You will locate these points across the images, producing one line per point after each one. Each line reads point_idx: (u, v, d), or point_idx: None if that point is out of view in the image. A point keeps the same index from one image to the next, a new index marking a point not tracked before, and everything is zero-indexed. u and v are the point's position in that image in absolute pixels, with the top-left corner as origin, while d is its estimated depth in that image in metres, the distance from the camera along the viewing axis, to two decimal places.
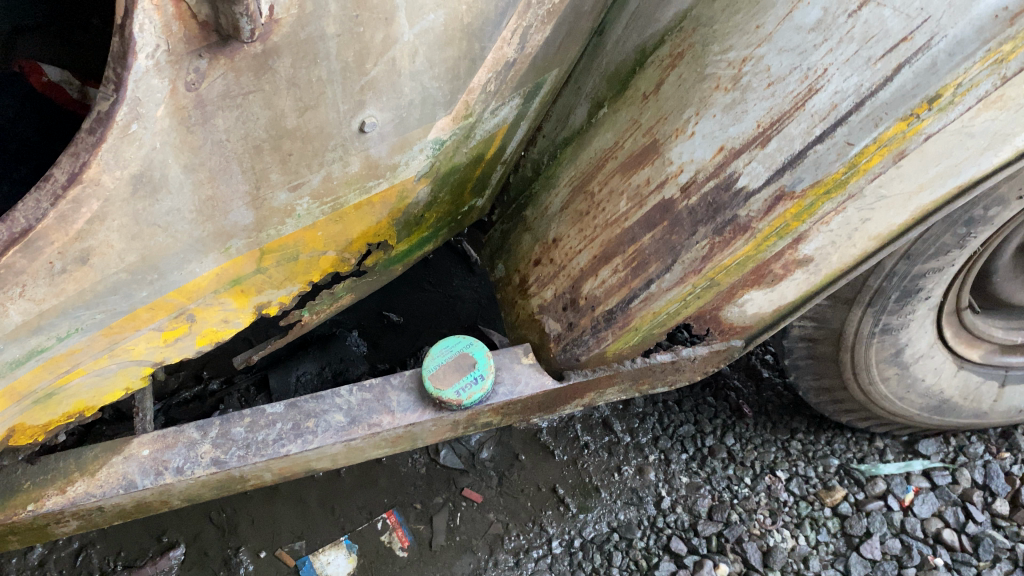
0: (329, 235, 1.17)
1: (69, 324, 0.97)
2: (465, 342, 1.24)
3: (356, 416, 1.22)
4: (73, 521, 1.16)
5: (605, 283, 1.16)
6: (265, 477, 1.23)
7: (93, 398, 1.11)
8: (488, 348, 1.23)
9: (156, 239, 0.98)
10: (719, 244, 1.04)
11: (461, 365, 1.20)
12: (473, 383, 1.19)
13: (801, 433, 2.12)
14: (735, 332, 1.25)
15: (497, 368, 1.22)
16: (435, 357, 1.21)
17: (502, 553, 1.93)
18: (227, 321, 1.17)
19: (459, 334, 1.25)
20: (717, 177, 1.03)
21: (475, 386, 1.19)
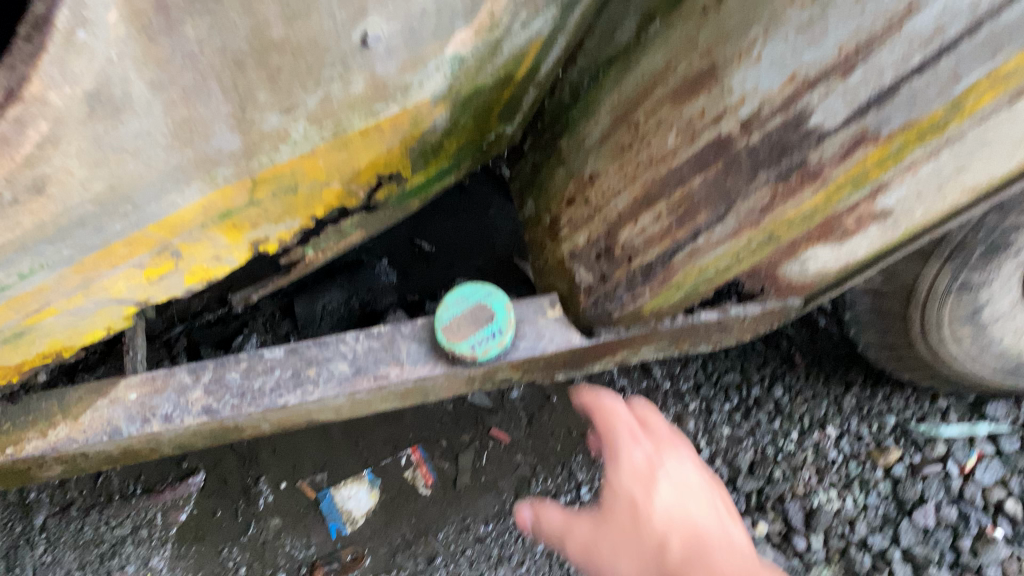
0: (332, 166, 1.03)
1: (32, 260, 0.87)
2: (487, 291, 1.13)
3: (362, 366, 1.11)
4: (57, 466, 1.09)
5: (646, 231, 1.01)
6: (263, 427, 1.14)
7: (70, 337, 1.01)
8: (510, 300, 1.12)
9: (126, 167, 0.85)
10: (782, 193, 0.89)
11: (476, 319, 1.10)
12: (490, 339, 1.10)
13: (856, 387, 1.90)
14: (794, 291, 1.09)
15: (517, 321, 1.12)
16: (449, 306, 1.11)
17: (527, 497, 1.86)
18: (219, 257, 1.06)
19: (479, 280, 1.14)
20: (784, 114, 0.84)
21: (492, 342, 1.10)
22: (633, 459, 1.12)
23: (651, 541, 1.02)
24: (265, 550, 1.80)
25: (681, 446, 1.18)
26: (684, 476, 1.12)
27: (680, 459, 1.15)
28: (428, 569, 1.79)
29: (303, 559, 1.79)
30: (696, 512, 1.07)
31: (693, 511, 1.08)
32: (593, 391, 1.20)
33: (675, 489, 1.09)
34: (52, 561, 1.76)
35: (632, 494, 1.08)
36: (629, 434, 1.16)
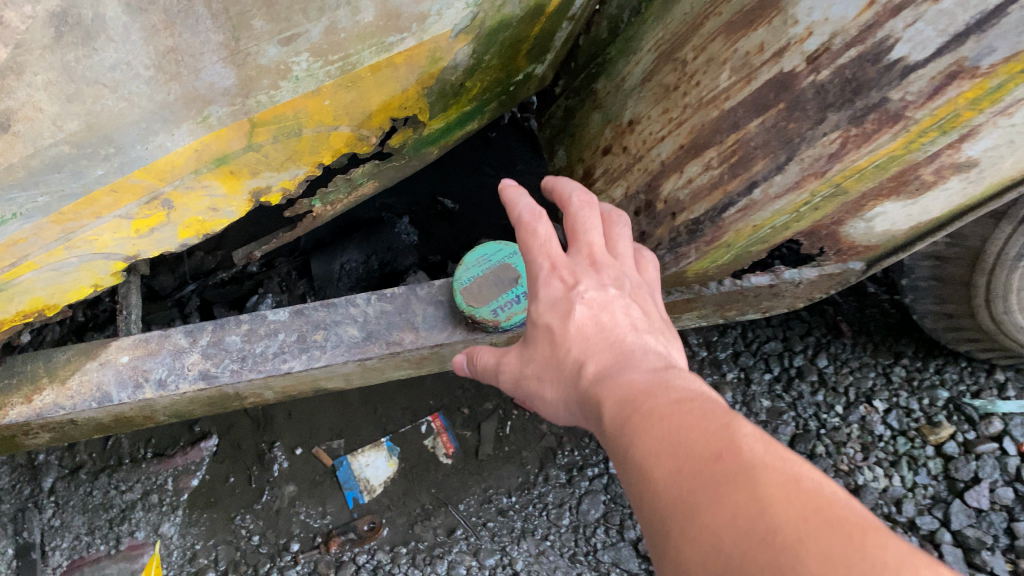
0: (340, 106, 0.92)
1: (2, 208, 0.77)
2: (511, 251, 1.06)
3: (373, 331, 1.01)
4: (45, 433, 1.01)
5: (693, 183, 0.89)
6: (267, 395, 1.05)
7: (54, 295, 0.92)
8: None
9: (103, 103, 0.75)
10: (856, 138, 0.75)
11: (499, 279, 1.02)
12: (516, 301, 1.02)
13: (906, 358, 1.81)
14: (855, 253, 0.98)
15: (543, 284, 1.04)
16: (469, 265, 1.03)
17: (553, 469, 1.78)
18: (216, 208, 0.96)
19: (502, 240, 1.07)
20: (861, 45, 0.73)
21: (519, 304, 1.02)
22: (550, 292, 0.81)
23: (569, 372, 0.76)
24: (278, 518, 1.70)
25: (620, 254, 0.85)
26: (617, 298, 0.79)
27: (617, 276, 0.82)
28: (449, 541, 1.68)
29: (318, 529, 1.69)
30: (620, 328, 0.77)
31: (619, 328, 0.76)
32: (506, 188, 0.86)
33: (597, 310, 0.78)
34: (60, 525, 1.65)
35: (547, 323, 0.80)
36: (549, 262, 0.83)
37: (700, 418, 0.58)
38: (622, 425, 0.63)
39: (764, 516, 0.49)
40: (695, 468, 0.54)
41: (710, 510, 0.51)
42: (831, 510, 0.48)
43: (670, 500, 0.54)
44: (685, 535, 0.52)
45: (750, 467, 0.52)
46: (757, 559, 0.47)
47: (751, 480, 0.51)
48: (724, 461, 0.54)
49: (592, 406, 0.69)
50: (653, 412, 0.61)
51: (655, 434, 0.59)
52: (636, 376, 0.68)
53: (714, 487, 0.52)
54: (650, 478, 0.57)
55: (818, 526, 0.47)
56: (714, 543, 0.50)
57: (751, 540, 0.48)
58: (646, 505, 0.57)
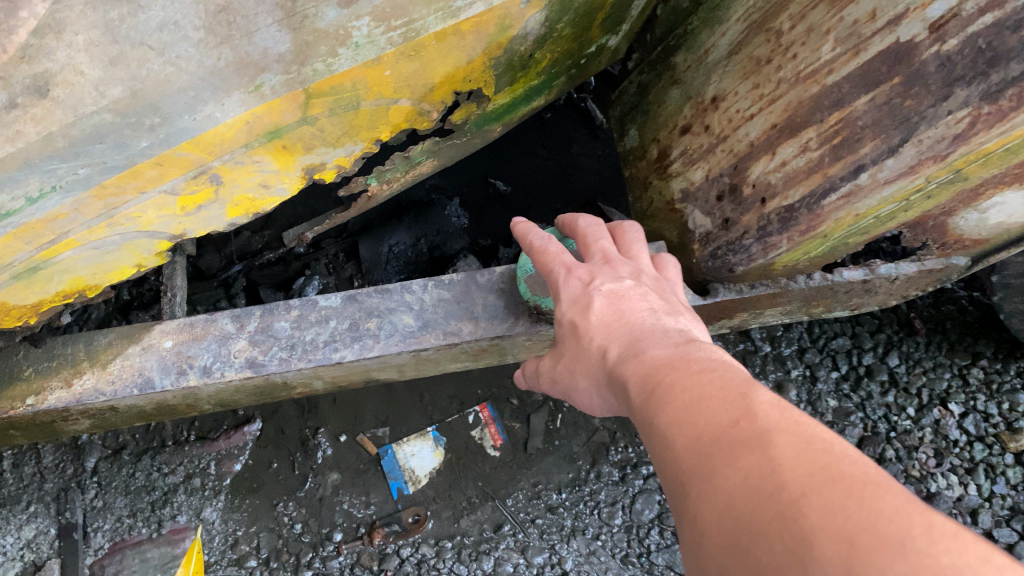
0: (401, 77, 0.85)
1: (41, 181, 0.72)
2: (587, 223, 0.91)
3: (429, 321, 0.95)
4: (85, 420, 0.97)
5: (788, 167, 0.81)
6: (316, 385, 0.99)
7: (95, 275, 0.87)
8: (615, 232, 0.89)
9: (148, 68, 0.69)
10: (988, 117, 0.66)
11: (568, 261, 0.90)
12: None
13: (985, 359, 1.69)
14: (960, 248, 0.90)
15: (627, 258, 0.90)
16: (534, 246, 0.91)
17: (605, 465, 1.71)
18: (266, 186, 0.89)
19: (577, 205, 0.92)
20: (997, 10, 0.63)
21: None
22: (566, 294, 0.73)
23: (590, 361, 0.68)
24: (321, 506, 1.65)
25: (635, 254, 0.77)
26: (634, 287, 0.71)
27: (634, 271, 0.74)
28: (496, 537, 1.62)
29: (362, 519, 1.63)
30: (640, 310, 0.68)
31: (640, 310, 0.68)
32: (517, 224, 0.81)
33: (613, 299, 0.69)
34: (103, 507, 1.61)
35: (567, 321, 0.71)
36: (560, 266, 0.75)
37: (715, 385, 0.52)
38: (639, 397, 0.58)
39: (771, 477, 0.43)
40: (711, 431, 0.49)
41: (722, 475, 0.46)
42: (840, 466, 0.42)
43: (683, 469, 0.49)
44: (697, 497, 0.47)
45: (766, 428, 0.47)
46: (764, 519, 0.42)
47: (762, 441, 0.46)
48: (737, 426, 0.48)
49: (612, 385, 0.63)
50: (669, 383, 0.55)
51: (667, 402, 0.54)
52: (654, 345, 0.61)
53: (726, 453, 0.47)
54: (665, 449, 0.51)
55: (822, 481, 0.41)
56: (726, 505, 0.44)
57: (754, 502, 0.43)
58: (664, 475, 0.51)
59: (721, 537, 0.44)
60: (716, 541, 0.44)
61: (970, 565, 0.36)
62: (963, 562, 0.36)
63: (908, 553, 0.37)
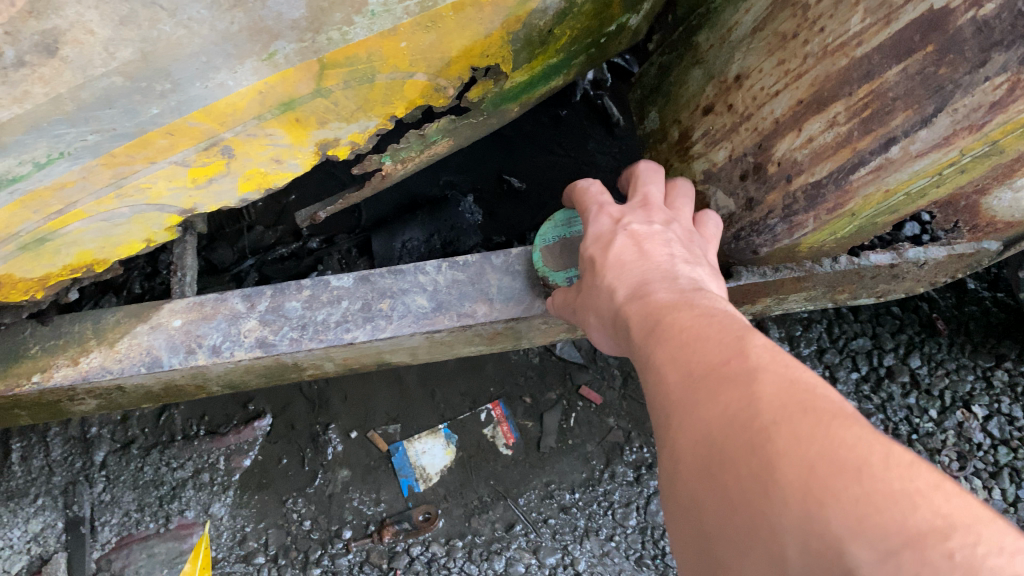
0: (417, 50, 0.83)
1: (49, 146, 0.71)
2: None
3: (444, 302, 0.93)
4: (92, 400, 0.95)
5: (814, 142, 0.78)
6: (327, 367, 0.98)
7: (104, 249, 0.85)
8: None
9: (160, 30, 0.68)
10: None
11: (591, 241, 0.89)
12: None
13: (1010, 361, 1.65)
14: (992, 231, 0.88)
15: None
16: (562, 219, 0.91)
17: (619, 465, 1.68)
18: (279, 161, 0.88)
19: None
20: None
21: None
22: (595, 229, 0.75)
23: (598, 306, 0.70)
24: (331, 504, 1.62)
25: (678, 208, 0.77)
26: (660, 232, 0.71)
27: (669, 218, 0.74)
28: (508, 537, 1.59)
29: (372, 517, 1.61)
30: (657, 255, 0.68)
31: (656, 253, 0.68)
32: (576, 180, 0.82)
33: (636, 239, 0.71)
34: (110, 501, 1.59)
35: (589, 255, 0.73)
36: (598, 206, 0.78)
37: (714, 328, 0.54)
38: (636, 339, 0.60)
39: (749, 407, 0.45)
40: (702, 367, 0.51)
41: (705, 406, 0.48)
42: (814, 399, 0.44)
43: (672, 401, 0.51)
44: (681, 427, 0.49)
45: (753, 364, 0.48)
46: (736, 446, 0.44)
47: (747, 376, 0.47)
48: (726, 361, 0.50)
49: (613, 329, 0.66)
50: (668, 325, 0.57)
51: (663, 341, 0.56)
52: (656, 289, 0.63)
53: (710, 386, 0.49)
54: (657, 384, 0.54)
55: (795, 412, 0.43)
56: (706, 435, 0.47)
57: (731, 430, 0.45)
58: (655, 409, 0.54)
59: (698, 462, 0.47)
60: (692, 467, 0.47)
61: (920, 491, 0.38)
62: (913, 487, 0.38)
63: (862, 478, 0.39)
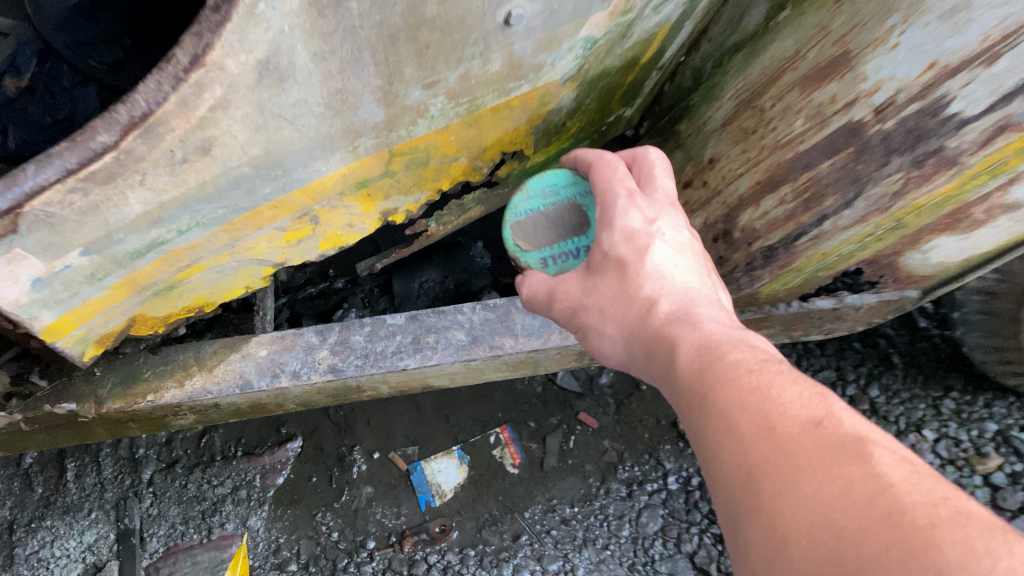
0: (462, 141, 1.08)
1: (190, 217, 0.93)
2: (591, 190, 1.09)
3: (478, 336, 1.16)
4: (190, 415, 1.16)
5: (768, 215, 1.04)
6: (381, 389, 1.20)
7: (214, 294, 1.08)
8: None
9: (282, 132, 0.90)
10: (916, 178, 0.89)
11: (557, 220, 1.08)
12: (573, 254, 1.06)
13: (956, 391, 1.87)
14: (911, 281, 1.12)
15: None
16: (532, 200, 1.11)
17: (614, 482, 1.87)
18: (352, 225, 1.12)
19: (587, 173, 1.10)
20: (922, 100, 0.86)
21: (575, 258, 1.05)
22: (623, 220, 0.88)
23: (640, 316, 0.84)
24: (356, 517, 1.82)
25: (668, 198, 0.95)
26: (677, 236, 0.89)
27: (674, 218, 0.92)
28: (514, 546, 1.77)
29: (393, 528, 1.80)
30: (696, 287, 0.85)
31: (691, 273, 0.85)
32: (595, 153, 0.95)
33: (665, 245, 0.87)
34: (157, 514, 1.78)
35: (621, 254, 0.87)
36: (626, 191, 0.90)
37: (805, 411, 0.63)
38: (721, 410, 0.67)
39: (879, 490, 0.54)
40: (809, 450, 0.59)
41: (822, 482, 0.56)
42: (932, 495, 0.53)
43: (778, 475, 0.59)
44: (797, 510, 0.56)
45: (862, 455, 0.57)
46: (873, 532, 0.52)
47: (863, 465, 0.56)
48: (834, 445, 0.59)
49: (686, 398, 0.73)
50: (760, 401, 0.65)
51: (758, 418, 0.64)
52: (736, 362, 0.71)
53: (828, 467, 0.57)
54: (755, 460, 0.61)
55: (925, 509, 0.52)
56: (829, 518, 0.54)
57: (864, 507, 0.53)
58: (754, 481, 0.61)
59: (823, 531, 0.54)
60: (812, 536, 0.54)
61: None
62: None
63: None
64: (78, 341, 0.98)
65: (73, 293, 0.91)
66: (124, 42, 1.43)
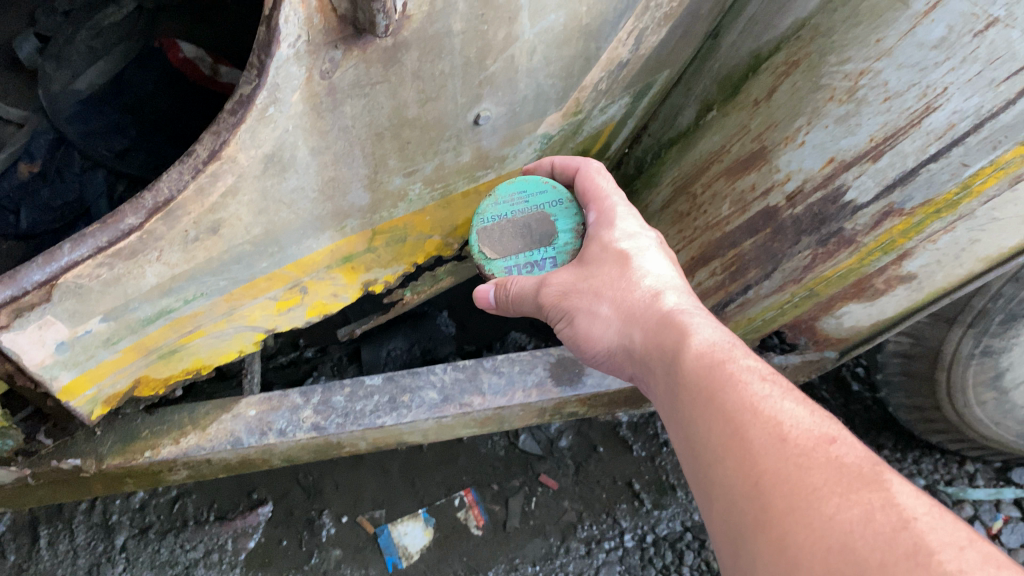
0: (436, 220, 1.24)
1: (195, 288, 1.05)
2: (556, 201, 1.16)
3: (449, 395, 1.29)
4: (184, 470, 1.26)
5: (702, 285, 1.28)
6: (360, 445, 1.31)
7: (210, 357, 1.20)
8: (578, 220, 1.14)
9: (281, 214, 1.03)
10: (822, 254, 1.13)
11: (523, 226, 1.16)
12: (538, 264, 1.14)
13: (887, 449, 1.95)
14: (829, 343, 1.30)
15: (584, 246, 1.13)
16: (500, 207, 1.18)
17: (573, 541, 1.86)
18: (336, 295, 1.24)
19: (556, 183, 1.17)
20: (825, 189, 1.10)
21: (541, 268, 1.14)
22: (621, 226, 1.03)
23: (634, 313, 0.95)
24: None
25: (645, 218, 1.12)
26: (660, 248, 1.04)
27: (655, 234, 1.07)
28: None
29: None
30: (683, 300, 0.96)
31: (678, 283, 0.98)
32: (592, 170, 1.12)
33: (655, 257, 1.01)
34: None
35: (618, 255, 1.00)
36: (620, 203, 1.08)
37: (822, 437, 0.70)
38: (740, 426, 0.73)
39: (901, 524, 0.60)
40: (826, 473, 0.66)
41: (841, 506, 0.63)
42: (941, 529, 0.59)
43: (798, 495, 0.65)
44: (814, 530, 0.62)
45: (876, 486, 0.64)
46: (889, 558, 0.58)
47: (879, 497, 0.63)
48: (852, 474, 0.65)
49: (698, 404, 0.79)
50: (780, 423, 0.71)
51: (777, 436, 0.70)
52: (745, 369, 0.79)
53: (848, 492, 0.64)
54: (775, 477, 0.67)
55: (935, 542, 0.58)
56: (846, 540, 0.60)
57: (888, 539, 0.59)
58: (771, 494, 0.66)
59: (842, 557, 0.59)
60: (834, 557, 0.59)
61: None
62: None
63: None
64: (88, 401, 1.08)
65: (89, 355, 1.01)
66: (128, 134, 1.85)
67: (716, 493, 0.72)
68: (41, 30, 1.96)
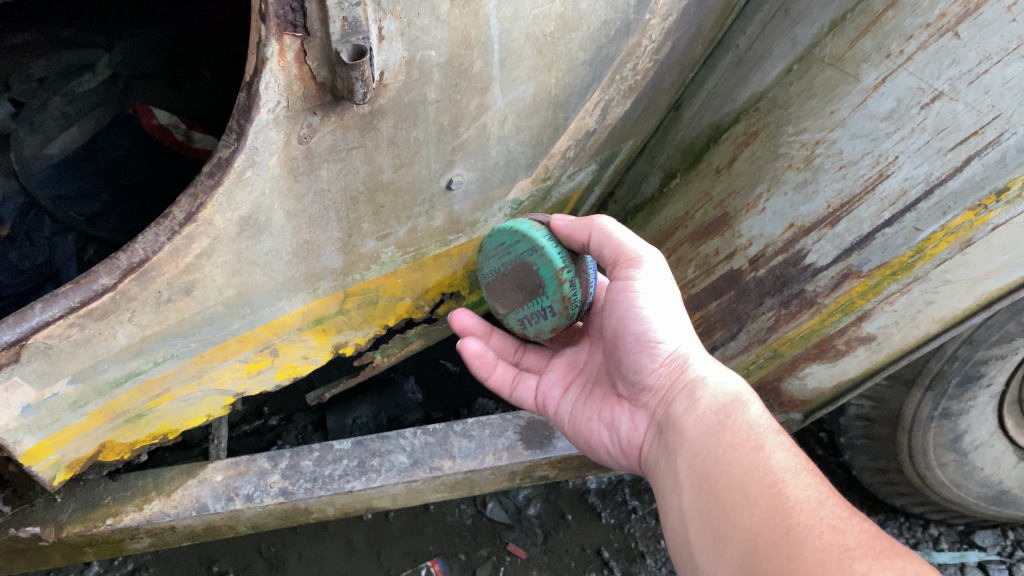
0: (408, 282, 1.26)
1: (166, 350, 1.04)
2: (530, 248, 1.11)
3: (419, 458, 1.30)
4: (146, 538, 1.23)
5: None
6: (328, 511, 1.29)
7: (177, 421, 1.18)
8: (559, 266, 1.10)
9: (254, 276, 1.04)
10: (785, 316, 1.17)
11: (517, 279, 1.16)
12: (541, 314, 1.16)
13: None
14: (794, 405, 1.32)
15: (572, 291, 1.10)
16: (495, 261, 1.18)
17: None
18: (307, 358, 1.24)
19: (528, 229, 1.11)
20: (785, 253, 1.15)
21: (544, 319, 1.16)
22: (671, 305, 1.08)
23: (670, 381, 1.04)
24: None
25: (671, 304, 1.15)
26: None
27: None
28: None
29: None
30: None
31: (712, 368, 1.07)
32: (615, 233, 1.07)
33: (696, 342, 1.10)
34: None
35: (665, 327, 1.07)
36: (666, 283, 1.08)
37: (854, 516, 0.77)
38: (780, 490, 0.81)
39: None
40: (857, 540, 0.73)
41: (870, 565, 0.70)
42: None
43: (832, 553, 0.72)
44: None
45: (906, 557, 0.71)
46: None
47: (907, 563, 0.70)
48: (885, 545, 0.73)
49: (737, 462, 0.87)
50: (817, 496, 0.80)
51: (815, 504, 0.78)
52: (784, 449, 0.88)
53: (880, 556, 0.71)
54: (810, 531, 0.75)
55: None
56: None
57: None
58: (802, 544, 0.74)
59: None
60: None
61: None
62: None
63: None
64: (51, 466, 1.06)
65: (56, 419, 1.00)
66: (100, 198, 1.86)
67: (739, 536, 0.80)
68: (15, 95, 1.91)
